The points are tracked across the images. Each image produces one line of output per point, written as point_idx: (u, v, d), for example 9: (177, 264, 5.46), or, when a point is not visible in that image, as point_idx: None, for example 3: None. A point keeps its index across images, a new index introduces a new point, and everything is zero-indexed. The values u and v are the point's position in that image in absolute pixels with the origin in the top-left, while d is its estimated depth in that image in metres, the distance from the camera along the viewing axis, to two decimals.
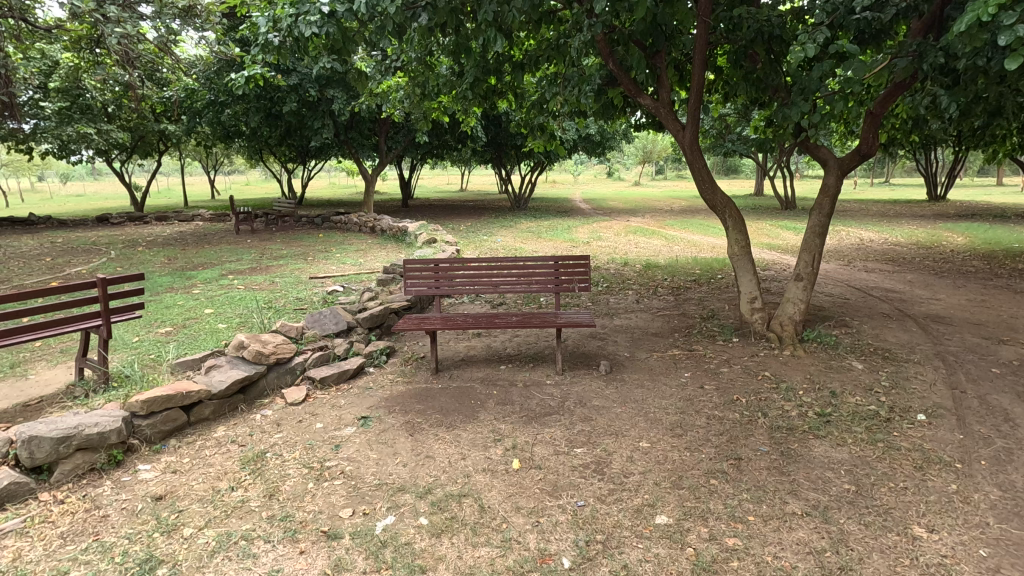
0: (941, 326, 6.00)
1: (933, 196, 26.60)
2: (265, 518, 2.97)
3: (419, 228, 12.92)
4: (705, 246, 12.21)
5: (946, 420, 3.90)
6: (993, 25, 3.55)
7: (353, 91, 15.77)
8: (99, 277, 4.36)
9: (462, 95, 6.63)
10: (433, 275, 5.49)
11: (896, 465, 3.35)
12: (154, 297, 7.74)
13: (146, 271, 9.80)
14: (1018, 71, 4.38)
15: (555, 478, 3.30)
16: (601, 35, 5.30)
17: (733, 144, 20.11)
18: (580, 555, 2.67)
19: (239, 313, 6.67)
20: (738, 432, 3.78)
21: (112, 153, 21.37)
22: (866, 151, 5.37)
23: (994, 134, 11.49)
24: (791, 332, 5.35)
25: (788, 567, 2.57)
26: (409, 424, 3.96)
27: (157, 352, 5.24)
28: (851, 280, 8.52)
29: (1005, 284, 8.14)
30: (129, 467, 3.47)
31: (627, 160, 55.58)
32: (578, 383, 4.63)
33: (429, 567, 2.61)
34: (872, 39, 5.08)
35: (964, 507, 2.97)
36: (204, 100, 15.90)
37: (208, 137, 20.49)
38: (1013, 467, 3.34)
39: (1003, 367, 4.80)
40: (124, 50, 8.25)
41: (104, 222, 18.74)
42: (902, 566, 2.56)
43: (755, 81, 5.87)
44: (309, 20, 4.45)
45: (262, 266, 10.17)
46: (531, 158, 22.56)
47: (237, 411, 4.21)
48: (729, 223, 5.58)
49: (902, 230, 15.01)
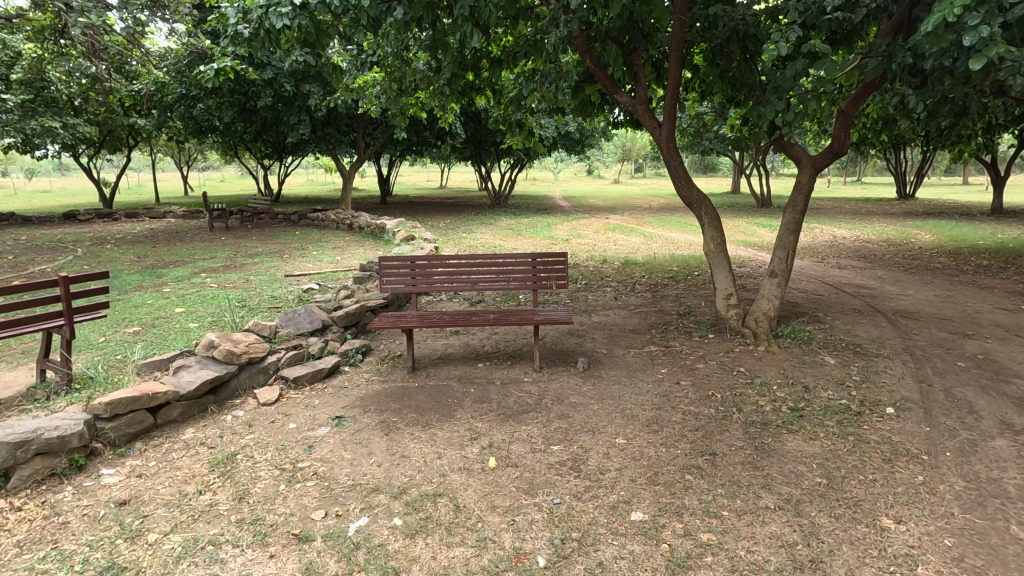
0: (909, 321, 6.15)
1: (902, 195, 27.17)
2: (233, 522, 2.89)
3: (398, 225, 12.85)
4: (682, 243, 12.39)
5: (914, 413, 3.98)
6: (958, 26, 3.63)
7: (329, 87, 15.51)
8: (61, 276, 4.16)
9: (439, 91, 6.54)
10: (410, 272, 5.42)
11: (866, 458, 3.42)
12: (121, 296, 7.50)
13: (115, 270, 9.50)
14: (984, 72, 4.45)
15: (532, 476, 3.28)
16: (577, 32, 5.28)
17: (709, 143, 20.30)
18: (555, 554, 2.65)
19: (211, 312, 6.51)
20: (713, 427, 3.81)
21: (78, 147, 20.67)
22: (838, 150, 5.43)
23: (961, 133, 11.83)
24: (765, 328, 5.42)
25: (761, 562, 2.59)
26: (384, 424, 3.90)
27: (124, 353, 5.09)
28: (825, 276, 8.70)
29: (970, 280, 8.37)
30: (92, 471, 3.36)
31: (607, 159, 56.00)
32: (555, 380, 4.60)
33: (402, 569, 2.57)
34: (844, 39, 5.21)
35: (929, 498, 3.03)
36: (174, 94, 15.50)
37: (180, 132, 20.05)
38: (976, 458, 3.42)
39: (968, 361, 4.92)
40: (89, 41, 8.03)
41: (72, 219, 18.21)
42: (871, 558, 2.61)
43: (730, 79, 5.93)
44: (281, 12, 4.30)
45: (236, 264, 9.96)
46: (510, 155, 22.46)
47: (207, 412, 4.11)
48: (705, 219, 5.61)
49: (873, 228, 15.29)
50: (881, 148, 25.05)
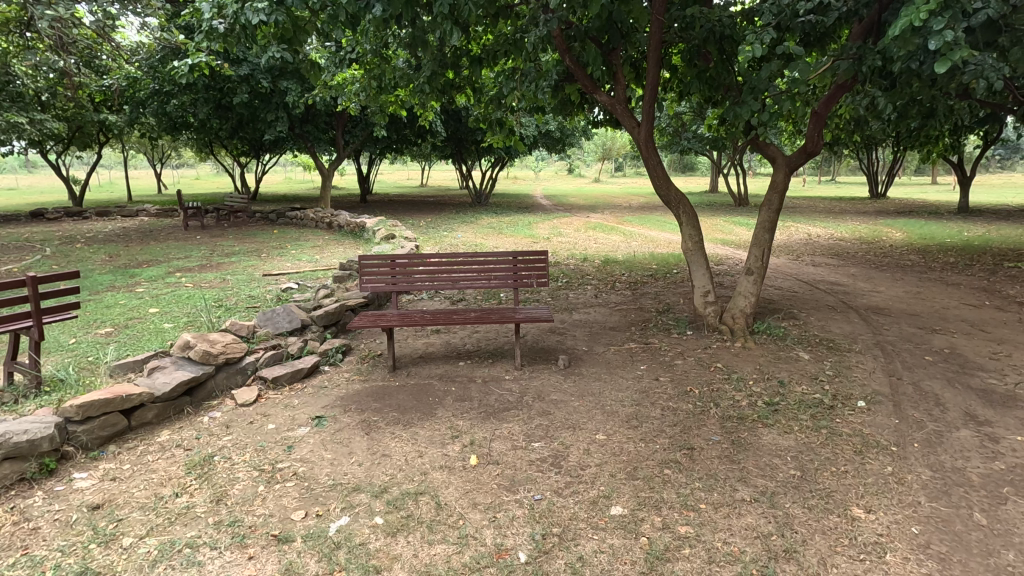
0: (881, 317, 6.32)
1: (874, 194, 27.78)
2: (211, 524, 2.86)
3: (377, 224, 12.71)
4: (661, 241, 12.50)
5: (884, 405, 4.11)
6: (924, 30, 3.73)
7: (307, 83, 15.28)
8: (28, 276, 4.04)
9: (419, 89, 6.49)
10: (390, 271, 5.38)
11: (838, 451, 3.51)
12: (93, 296, 7.34)
13: (85, 269, 9.26)
14: (949, 75, 4.58)
15: (512, 473, 3.30)
16: (557, 31, 5.30)
17: (687, 143, 20.53)
18: (536, 549, 2.68)
19: (186, 312, 6.38)
20: (691, 422, 3.87)
21: (47, 143, 20.10)
22: (812, 149, 5.54)
23: (930, 133, 12.15)
24: (742, 324, 5.53)
25: (737, 553, 2.65)
26: (365, 423, 3.88)
27: (95, 354, 4.97)
28: (800, 274, 8.87)
29: (938, 277, 8.63)
30: (63, 475, 3.28)
31: (587, 158, 56.33)
32: (536, 378, 4.64)
33: (384, 567, 2.57)
34: (817, 41, 5.34)
35: (898, 488, 3.13)
36: (146, 89, 15.18)
37: (152, 129, 19.61)
38: (942, 449, 3.54)
39: (936, 355, 5.08)
40: (57, 34, 7.82)
41: (40, 218, 17.74)
42: (842, 547, 2.68)
43: (707, 79, 6.03)
44: (257, 8, 4.25)
45: (212, 263, 9.79)
46: (491, 153, 22.46)
47: (183, 414, 4.04)
48: (683, 218, 5.68)
49: (847, 228, 15.33)
50: (853, 148, 25.60)
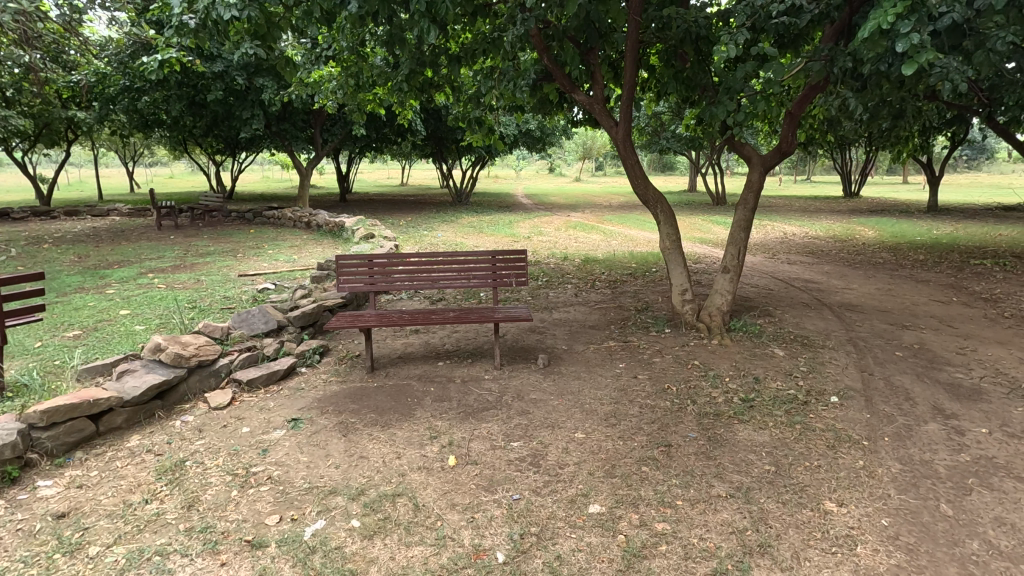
0: (853, 313, 6.45)
1: (848, 193, 28.28)
2: (182, 531, 2.79)
3: (356, 224, 12.56)
4: (641, 240, 12.60)
5: (856, 401, 4.19)
6: (892, 33, 3.81)
7: (283, 80, 15.03)
8: None
9: (397, 88, 6.43)
10: (368, 271, 5.31)
11: (811, 446, 3.57)
12: (61, 298, 7.13)
13: (53, 270, 9.02)
14: (917, 76, 4.70)
15: (490, 474, 3.28)
16: (534, 31, 5.29)
17: (666, 142, 20.72)
18: (514, 549, 2.67)
19: (158, 314, 6.24)
20: (669, 419, 3.91)
21: (12, 140, 19.51)
22: (787, 149, 5.64)
23: (900, 134, 12.43)
24: (718, 322, 5.59)
25: (712, 548, 2.68)
26: (342, 424, 3.84)
27: (62, 358, 4.82)
28: (776, 272, 9.00)
29: (908, 275, 8.83)
30: (27, 483, 3.18)
31: (569, 157, 56.46)
32: (516, 377, 4.63)
33: (359, 570, 2.54)
34: (790, 43, 5.43)
35: (868, 481, 3.20)
36: (117, 86, 14.81)
37: (123, 125, 19.15)
38: (911, 442, 3.63)
39: (905, 351, 5.21)
40: (21, 29, 7.56)
41: (5, 217, 17.22)
42: (815, 540, 2.73)
43: (684, 79, 6.09)
44: (228, 3, 4.14)
45: (186, 263, 9.59)
46: (471, 152, 22.41)
47: (154, 418, 3.94)
48: (661, 217, 5.73)
49: (821, 226, 15.56)
50: (826, 147, 26.13)
